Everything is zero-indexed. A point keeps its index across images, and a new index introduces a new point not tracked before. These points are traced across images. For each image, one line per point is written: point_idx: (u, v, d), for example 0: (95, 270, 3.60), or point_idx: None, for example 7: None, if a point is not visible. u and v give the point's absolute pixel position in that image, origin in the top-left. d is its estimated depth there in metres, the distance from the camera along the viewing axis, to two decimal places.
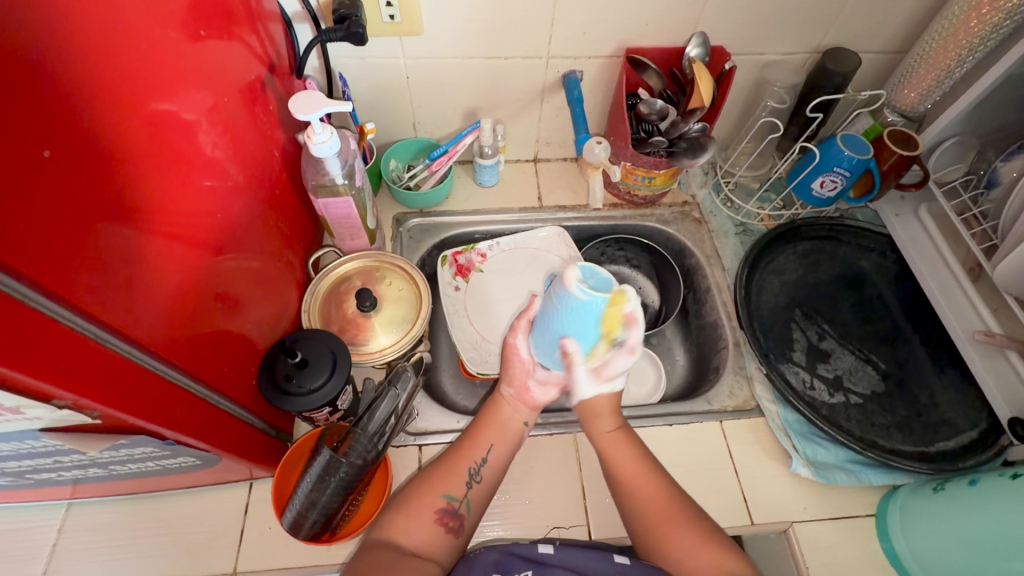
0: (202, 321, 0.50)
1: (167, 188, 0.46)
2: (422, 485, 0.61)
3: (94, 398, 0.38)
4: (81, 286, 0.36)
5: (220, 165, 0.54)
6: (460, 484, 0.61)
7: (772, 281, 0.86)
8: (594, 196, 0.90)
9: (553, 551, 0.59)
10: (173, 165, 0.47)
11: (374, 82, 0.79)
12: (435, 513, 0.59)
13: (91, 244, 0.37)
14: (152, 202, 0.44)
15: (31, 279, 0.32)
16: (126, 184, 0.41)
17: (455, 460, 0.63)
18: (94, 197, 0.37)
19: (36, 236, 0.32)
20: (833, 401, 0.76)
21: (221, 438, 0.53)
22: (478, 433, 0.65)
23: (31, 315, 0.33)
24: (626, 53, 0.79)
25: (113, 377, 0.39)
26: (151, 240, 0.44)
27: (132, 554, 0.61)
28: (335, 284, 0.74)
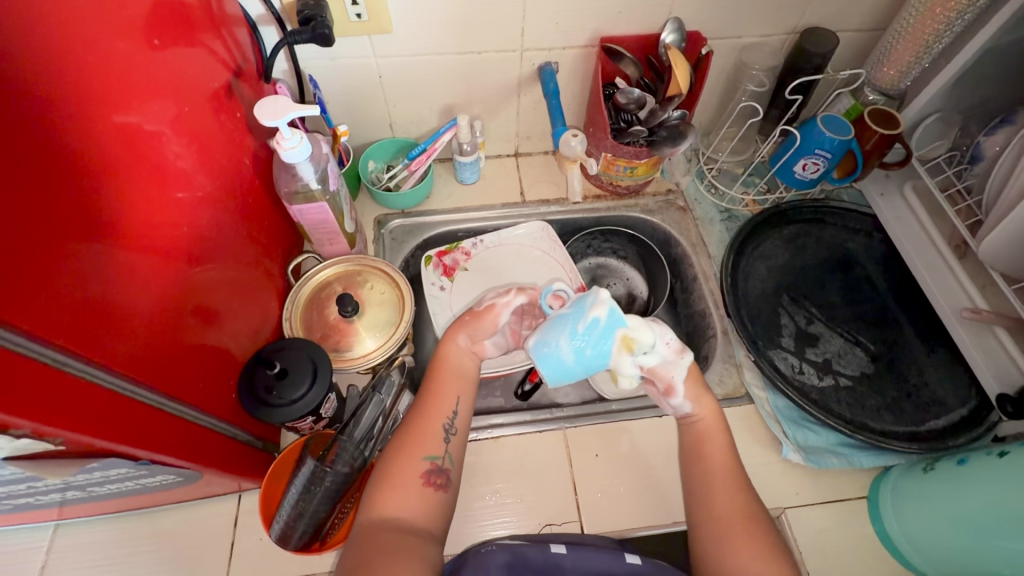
0: (170, 336, 0.48)
1: (128, 202, 0.45)
2: (397, 453, 0.58)
3: (55, 424, 0.36)
4: (33, 305, 0.34)
5: (185, 175, 0.53)
6: (438, 442, 0.59)
7: (759, 266, 0.85)
8: (572, 189, 0.89)
9: (567, 552, 0.61)
10: (134, 179, 0.46)
11: (347, 83, 0.77)
12: (422, 477, 0.57)
13: (42, 267, 0.35)
14: (116, 218, 0.43)
15: None
16: (87, 203, 0.40)
17: (425, 421, 0.60)
18: (47, 218, 0.36)
19: None
20: (822, 385, 0.76)
21: (205, 455, 0.52)
22: (437, 385, 0.62)
23: None
24: (601, 42, 0.77)
25: (76, 400, 0.38)
26: (113, 257, 0.42)
27: (124, 570, 0.61)
28: (315, 291, 0.73)
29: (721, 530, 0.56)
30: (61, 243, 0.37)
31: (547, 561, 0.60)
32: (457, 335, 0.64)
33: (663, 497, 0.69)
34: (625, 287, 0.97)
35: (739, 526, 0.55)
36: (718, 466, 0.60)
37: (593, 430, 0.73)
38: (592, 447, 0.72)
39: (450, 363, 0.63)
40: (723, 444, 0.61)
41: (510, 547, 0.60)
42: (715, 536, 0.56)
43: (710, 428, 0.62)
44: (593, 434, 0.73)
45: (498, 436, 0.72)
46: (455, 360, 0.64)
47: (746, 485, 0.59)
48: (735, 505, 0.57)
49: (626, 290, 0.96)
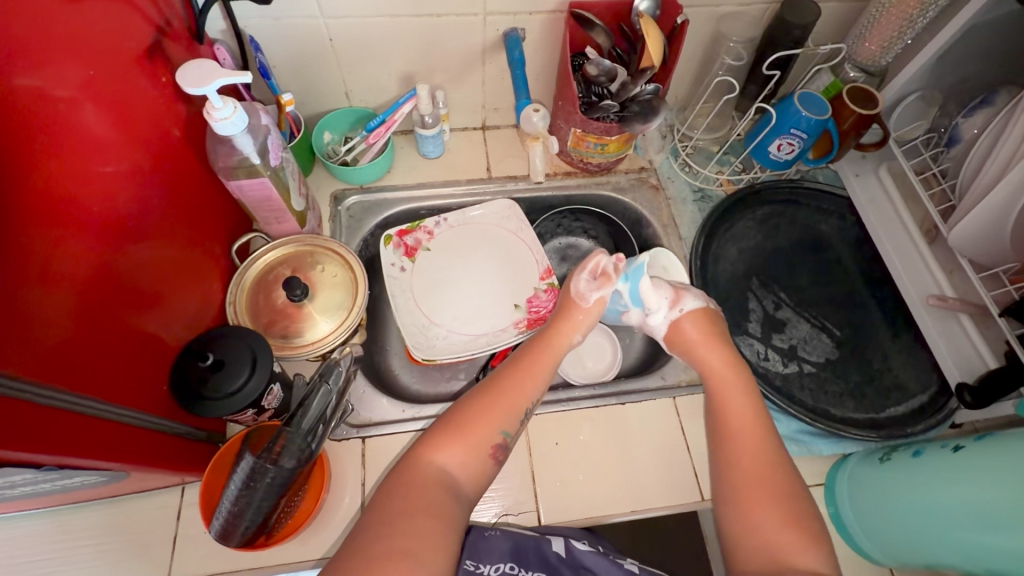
0: (84, 330, 0.44)
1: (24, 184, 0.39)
2: (478, 416, 0.56)
3: None
4: None
5: (100, 146, 0.47)
6: (517, 421, 0.58)
7: (731, 249, 0.83)
8: (535, 168, 0.85)
9: (566, 551, 0.61)
10: (30, 152, 0.40)
11: (293, 45, 0.71)
12: (491, 447, 0.56)
13: None
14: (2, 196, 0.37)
15: None
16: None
17: (512, 393, 0.58)
18: None
19: None
20: (787, 371, 0.75)
21: (131, 453, 0.48)
22: (539, 362, 0.62)
23: None
24: (568, 7, 0.71)
25: None
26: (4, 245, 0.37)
27: (60, 566, 0.58)
28: (262, 274, 0.69)
29: (739, 494, 0.54)
30: None
31: (545, 559, 0.59)
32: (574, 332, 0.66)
33: (622, 484, 0.68)
34: None
35: (755, 482, 0.54)
36: (736, 422, 0.58)
37: (554, 417, 0.71)
38: (553, 435, 0.70)
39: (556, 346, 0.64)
40: (743, 396, 0.60)
41: (512, 533, 0.60)
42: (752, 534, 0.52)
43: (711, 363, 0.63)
44: (554, 421, 0.71)
45: None
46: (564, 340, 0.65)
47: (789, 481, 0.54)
48: (764, 488, 0.54)
49: None
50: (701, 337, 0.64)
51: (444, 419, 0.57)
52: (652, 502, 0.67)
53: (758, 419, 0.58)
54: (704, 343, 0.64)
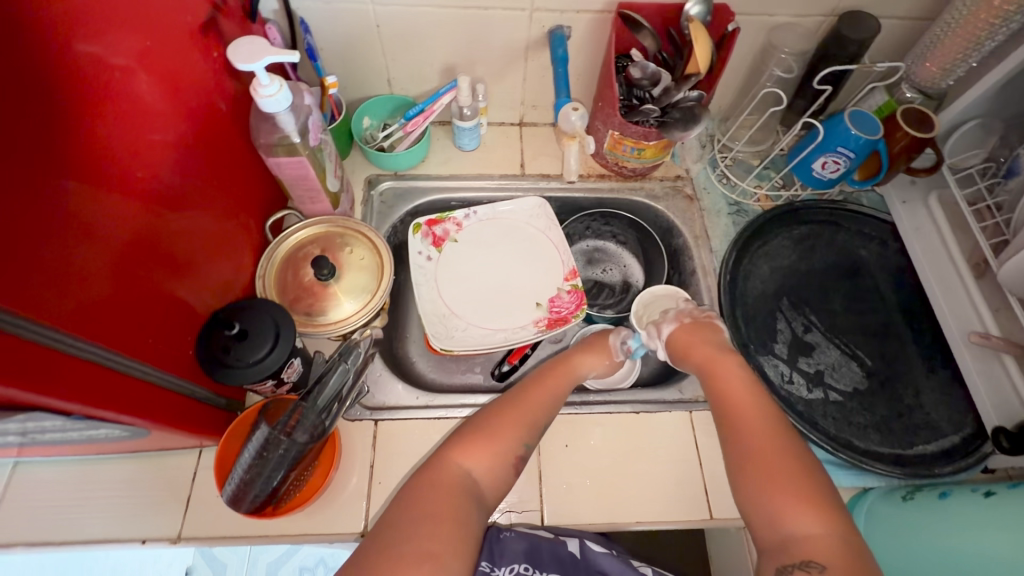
0: (121, 290, 0.45)
1: (79, 146, 0.41)
2: (501, 424, 0.57)
3: None
4: None
5: (151, 115, 0.49)
6: (538, 433, 0.59)
7: (762, 267, 0.81)
8: (568, 167, 0.84)
9: (581, 553, 0.67)
10: (81, 114, 0.41)
11: (341, 30, 0.72)
12: (513, 457, 0.56)
13: None
14: (52, 154, 0.39)
15: None
16: (17, 135, 0.36)
17: (533, 405, 0.59)
18: None
19: None
20: (811, 397, 0.72)
21: (154, 411, 0.50)
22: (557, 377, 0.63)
23: None
24: (617, 7, 0.71)
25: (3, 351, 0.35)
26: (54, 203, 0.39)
27: (80, 513, 0.61)
28: (292, 251, 0.70)
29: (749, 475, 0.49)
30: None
31: (559, 559, 0.65)
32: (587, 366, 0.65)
33: (629, 495, 0.66)
34: (621, 273, 0.94)
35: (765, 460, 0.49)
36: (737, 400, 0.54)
37: (566, 419, 0.71)
38: (563, 437, 0.70)
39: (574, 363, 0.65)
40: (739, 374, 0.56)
41: (527, 535, 0.65)
42: (774, 523, 0.46)
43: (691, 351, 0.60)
44: (565, 423, 0.70)
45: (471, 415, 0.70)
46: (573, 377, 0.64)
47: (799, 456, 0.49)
48: (773, 466, 0.49)
49: (621, 275, 0.93)
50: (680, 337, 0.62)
51: (468, 424, 0.58)
52: (657, 516, 0.65)
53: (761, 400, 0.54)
54: (691, 339, 0.60)
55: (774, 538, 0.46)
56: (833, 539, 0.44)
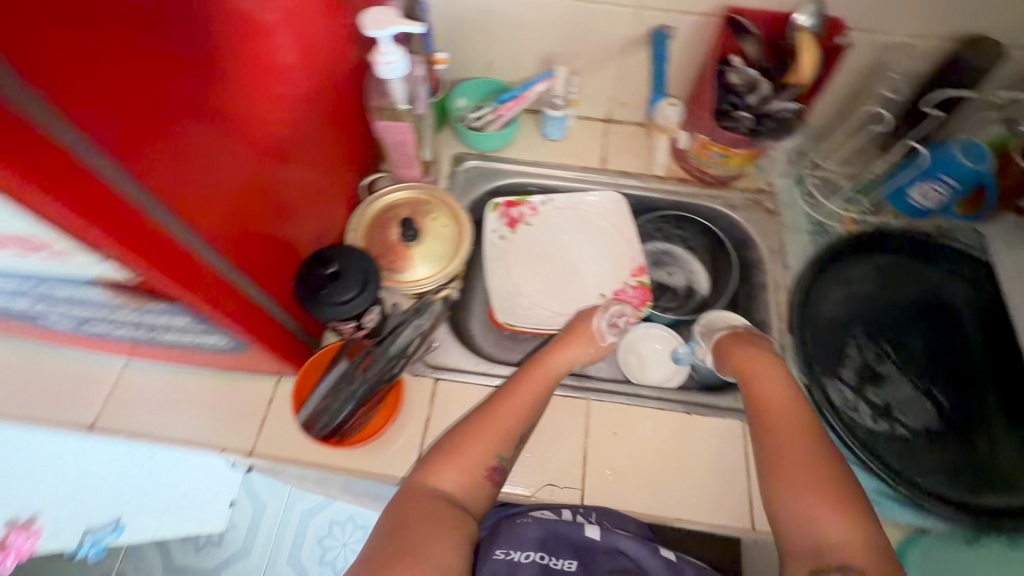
0: (247, 216, 0.51)
1: (237, 86, 0.48)
2: (472, 437, 0.59)
3: (141, 256, 0.39)
4: (144, 149, 0.37)
5: (290, 70, 0.55)
6: (512, 444, 0.60)
7: (837, 291, 0.78)
8: (658, 161, 0.87)
9: (598, 537, 0.65)
10: (240, 60, 0.48)
11: (454, 12, 0.77)
12: (486, 469, 0.59)
13: (156, 117, 0.38)
14: (217, 87, 0.45)
15: (99, 132, 0.33)
16: (193, 64, 0.42)
17: (502, 417, 0.61)
18: (168, 75, 0.39)
19: (110, 93, 0.34)
20: (875, 428, 0.70)
21: (257, 330, 0.56)
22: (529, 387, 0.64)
23: (92, 168, 0.34)
24: (725, 12, 0.71)
25: (165, 243, 0.40)
26: (212, 128, 0.45)
27: (174, 414, 0.68)
28: (381, 211, 0.75)
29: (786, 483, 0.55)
30: (177, 102, 0.40)
31: (576, 544, 0.63)
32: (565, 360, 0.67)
33: (671, 491, 0.67)
34: (687, 278, 0.92)
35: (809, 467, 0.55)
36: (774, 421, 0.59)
37: (617, 408, 0.72)
38: (611, 425, 0.71)
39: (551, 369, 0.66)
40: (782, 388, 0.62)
41: (544, 522, 0.64)
42: (805, 525, 0.52)
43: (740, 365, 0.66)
44: (615, 412, 0.71)
45: None
46: (552, 368, 0.66)
47: (829, 464, 0.55)
48: (806, 472, 0.54)
49: (687, 280, 0.92)
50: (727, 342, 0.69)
51: (440, 442, 0.60)
52: (696, 517, 0.65)
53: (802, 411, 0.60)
54: (732, 345, 0.68)
55: (803, 538, 0.51)
56: (855, 541, 0.50)
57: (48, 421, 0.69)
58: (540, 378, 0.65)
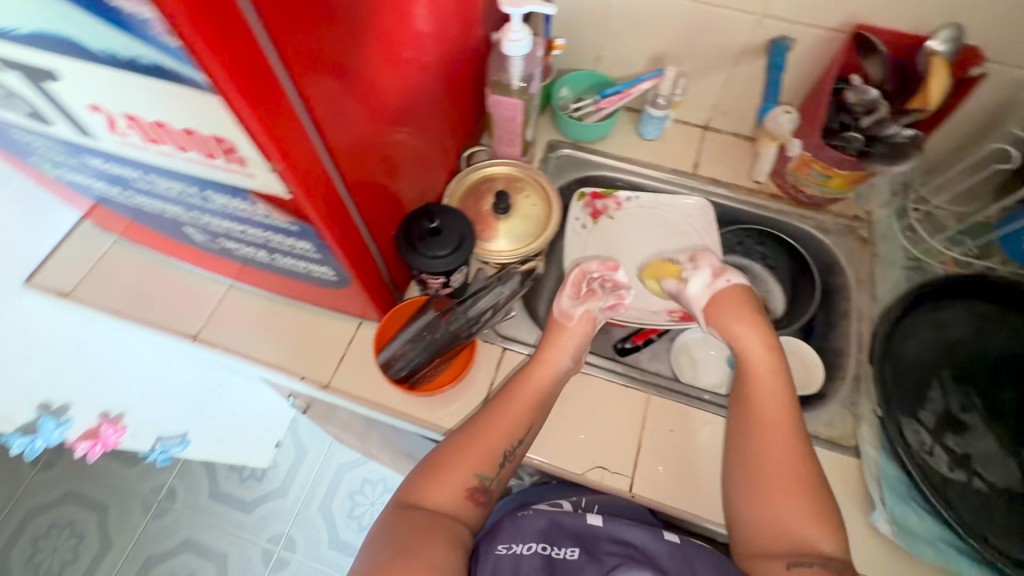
0: (373, 165, 0.55)
1: (399, 49, 0.51)
2: (455, 456, 0.60)
3: (297, 183, 0.42)
4: (320, 86, 0.41)
5: (438, 39, 0.59)
6: (495, 464, 0.61)
7: (927, 330, 0.74)
8: (761, 169, 0.85)
9: (602, 524, 0.63)
10: (410, 26, 0.51)
11: (576, 3, 0.80)
12: (469, 489, 0.59)
13: (336, 61, 0.42)
14: (387, 46, 0.49)
15: (292, 62, 0.37)
16: (376, 22, 0.45)
17: (484, 438, 0.61)
18: (355, 28, 0.43)
19: (313, 33, 0.37)
20: (949, 476, 0.67)
21: (359, 272, 0.59)
22: (513, 407, 0.63)
23: (283, 93, 0.37)
24: (854, 29, 0.70)
25: (314, 174, 0.44)
26: (371, 82, 0.48)
27: (267, 338, 0.75)
28: (478, 181, 0.79)
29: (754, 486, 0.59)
30: (354, 52, 0.44)
31: (579, 532, 0.62)
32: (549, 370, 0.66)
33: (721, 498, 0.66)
34: (761, 298, 0.90)
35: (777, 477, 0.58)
36: (755, 419, 0.61)
37: (677, 407, 0.72)
38: (669, 422, 0.71)
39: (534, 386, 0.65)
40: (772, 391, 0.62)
41: (546, 513, 0.64)
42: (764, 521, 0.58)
43: (747, 355, 0.65)
44: (675, 410, 0.72)
45: (587, 373, 0.74)
46: (537, 384, 0.65)
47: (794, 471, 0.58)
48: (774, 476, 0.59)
49: (761, 300, 0.90)
50: (733, 312, 0.68)
51: (427, 460, 0.61)
52: None
53: (782, 409, 0.61)
54: (731, 307, 0.68)
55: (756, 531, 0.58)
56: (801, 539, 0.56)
57: (159, 324, 0.77)
58: (521, 404, 0.64)
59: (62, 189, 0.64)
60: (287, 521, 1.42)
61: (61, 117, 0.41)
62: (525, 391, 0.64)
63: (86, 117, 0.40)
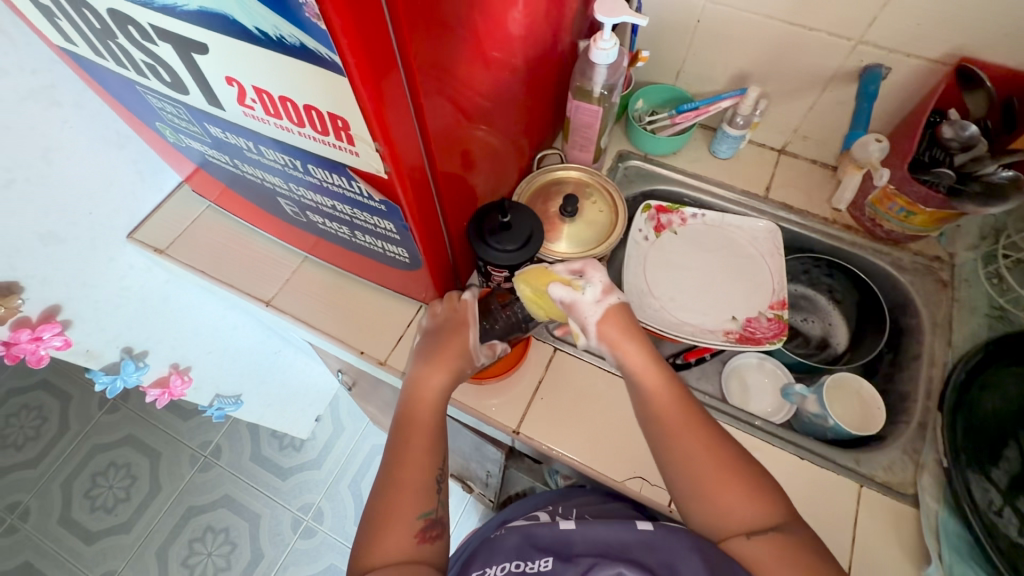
0: (457, 159, 0.58)
1: (497, 52, 0.55)
2: (392, 501, 0.55)
3: (395, 165, 0.45)
4: (429, 78, 0.44)
5: (530, 46, 0.62)
6: (430, 495, 0.57)
7: (1008, 382, 0.70)
8: (840, 197, 0.83)
9: (575, 527, 0.64)
10: (509, 31, 0.55)
11: (665, 17, 0.81)
12: (417, 533, 0.54)
13: (444, 58, 0.45)
14: (486, 49, 0.52)
15: (412, 53, 0.40)
16: (481, 27, 0.49)
17: (403, 471, 0.57)
18: (464, 29, 0.46)
19: (432, 29, 0.41)
20: (1021, 541, 0.61)
21: (431, 257, 0.62)
22: (417, 430, 0.59)
23: (398, 79, 0.40)
24: (958, 61, 0.68)
25: (410, 159, 0.47)
26: (469, 80, 0.52)
27: (332, 311, 0.79)
28: (547, 183, 0.81)
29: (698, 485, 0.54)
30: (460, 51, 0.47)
31: (552, 536, 0.63)
32: (438, 376, 0.62)
33: None
34: (823, 330, 0.91)
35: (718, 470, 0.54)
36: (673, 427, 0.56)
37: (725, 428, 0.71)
38: None
39: (426, 401, 0.61)
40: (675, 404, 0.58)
41: (520, 530, 0.65)
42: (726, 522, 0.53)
43: (643, 381, 0.59)
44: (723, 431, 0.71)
45: None
46: (427, 402, 0.61)
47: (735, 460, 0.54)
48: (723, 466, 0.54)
49: (823, 333, 0.90)
50: (615, 335, 0.61)
51: (363, 519, 0.56)
52: None
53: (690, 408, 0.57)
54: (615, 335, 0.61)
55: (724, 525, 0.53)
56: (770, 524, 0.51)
57: (236, 286, 0.83)
58: (421, 421, 0.60)
59: (176, 154, 0.70)
60: (319, 492, 1.47)
61: (198, 87, 0.46)
62: (419, 410, 0.61)
63: (220, 89, 0.44)
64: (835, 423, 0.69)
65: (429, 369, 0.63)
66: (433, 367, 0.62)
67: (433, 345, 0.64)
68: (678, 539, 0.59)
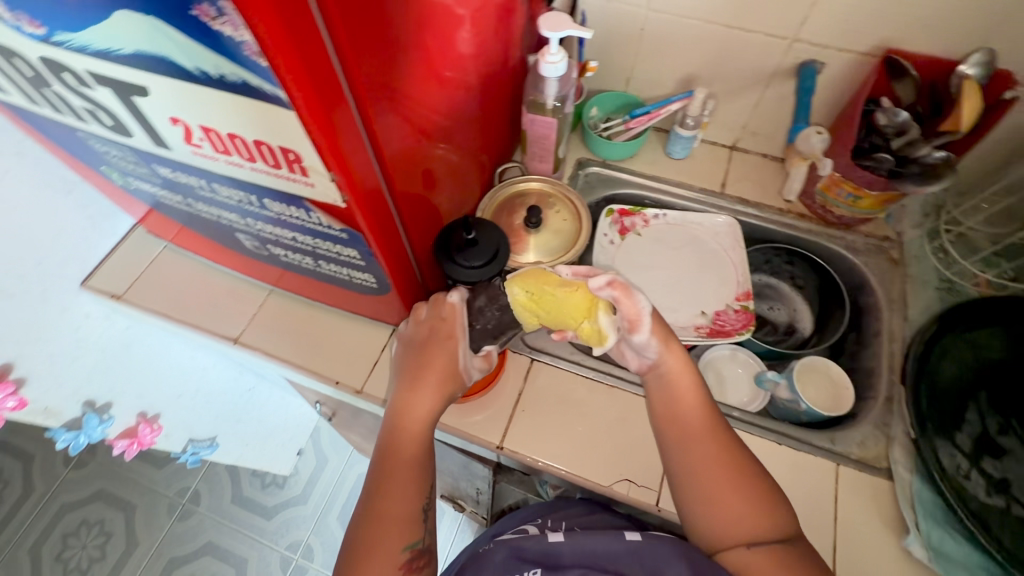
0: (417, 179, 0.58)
1: (447, 71, 0.55)
2: (377, 535, 0.55)
3: (352, 193, 0.45)
4: (378, 103, 0.44)
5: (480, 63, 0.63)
6: (415, 527, 0.57)
7: (963, 351, 0.73)
8: (790, 188, 0.86)
9: (564, 539, 0.63)
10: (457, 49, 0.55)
11: (611, 27, 0.83)
12: (399, 566, 0.55)
13: (393, 82, 0.45)
14: (436, 69, 0.52)
15: (357, 81, 0.40)
16: (428, 48, 0.49)
17: (388, 505, 0.56)
18: (411, 52, 0.47)
19: (376, 55, 0.41)
20: (987, 501, 0.65)
21: (399, 280, 0.62)
22: (404, 456, 0.59)
23: (347, 108, 0.40)
24: (885, 53, 0.72)
25: (368, 185, 0.47)
26: (421, 101, 0.52)
27: (303, 343, 0.77)
28: (510, 196, 0.81)
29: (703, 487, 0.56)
30: (409, 74, 0.48)
31: (539, 554, 0.61)
32: (426, 399, 0.61)
33: None
34: (789, 316, 0.93)
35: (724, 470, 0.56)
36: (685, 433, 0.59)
37: None
38: None
39: (413, 427, 0.60)
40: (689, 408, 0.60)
41: (507, 544, 0.63)
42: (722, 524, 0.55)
43: (679, 381, 0.61)
44: None
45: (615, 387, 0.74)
46: (416, 427, 0.60)
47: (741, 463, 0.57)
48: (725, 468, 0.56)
49: (789, 319, 0.93)
50: (661, 334, 0.62)
51: (344, 553, 0.55)
52: None
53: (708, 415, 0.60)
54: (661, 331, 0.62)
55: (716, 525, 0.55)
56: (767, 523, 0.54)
57: (201, 326, 0.80)
58: (407, 455, 0.59)
59: (126, 196, 0.68)
60: (306, 528, 1.43)
61: (141, 128, 0.45)
62: (407, 435, 0.60)
63: (166, 129, 0.43)
64: (808, 406, 0.71)
65: (416, 389, 0.61)
66: (421, 387, 0.61)
67: (417, 363, 0.63)
68: (666, 547, 0.58)
